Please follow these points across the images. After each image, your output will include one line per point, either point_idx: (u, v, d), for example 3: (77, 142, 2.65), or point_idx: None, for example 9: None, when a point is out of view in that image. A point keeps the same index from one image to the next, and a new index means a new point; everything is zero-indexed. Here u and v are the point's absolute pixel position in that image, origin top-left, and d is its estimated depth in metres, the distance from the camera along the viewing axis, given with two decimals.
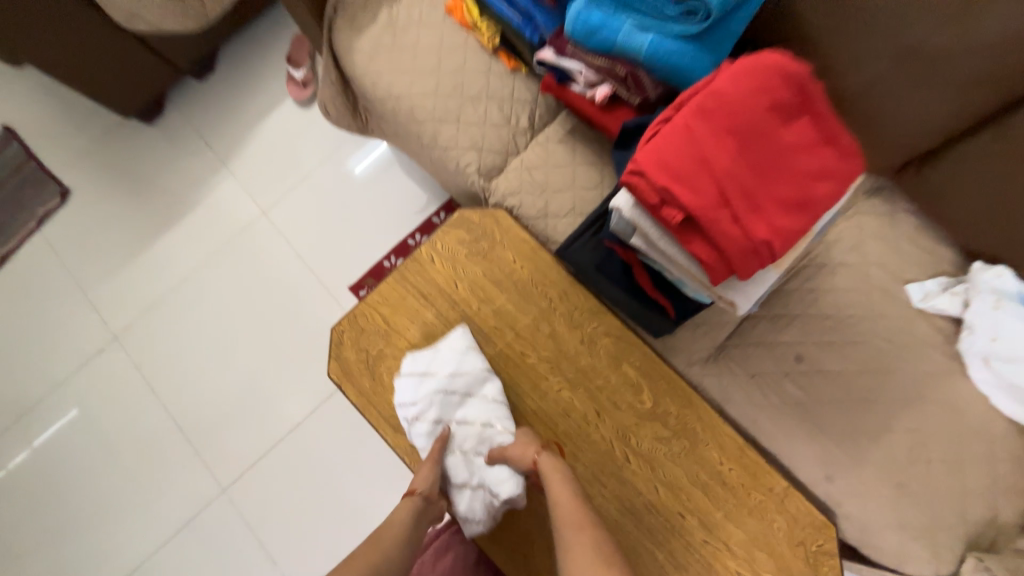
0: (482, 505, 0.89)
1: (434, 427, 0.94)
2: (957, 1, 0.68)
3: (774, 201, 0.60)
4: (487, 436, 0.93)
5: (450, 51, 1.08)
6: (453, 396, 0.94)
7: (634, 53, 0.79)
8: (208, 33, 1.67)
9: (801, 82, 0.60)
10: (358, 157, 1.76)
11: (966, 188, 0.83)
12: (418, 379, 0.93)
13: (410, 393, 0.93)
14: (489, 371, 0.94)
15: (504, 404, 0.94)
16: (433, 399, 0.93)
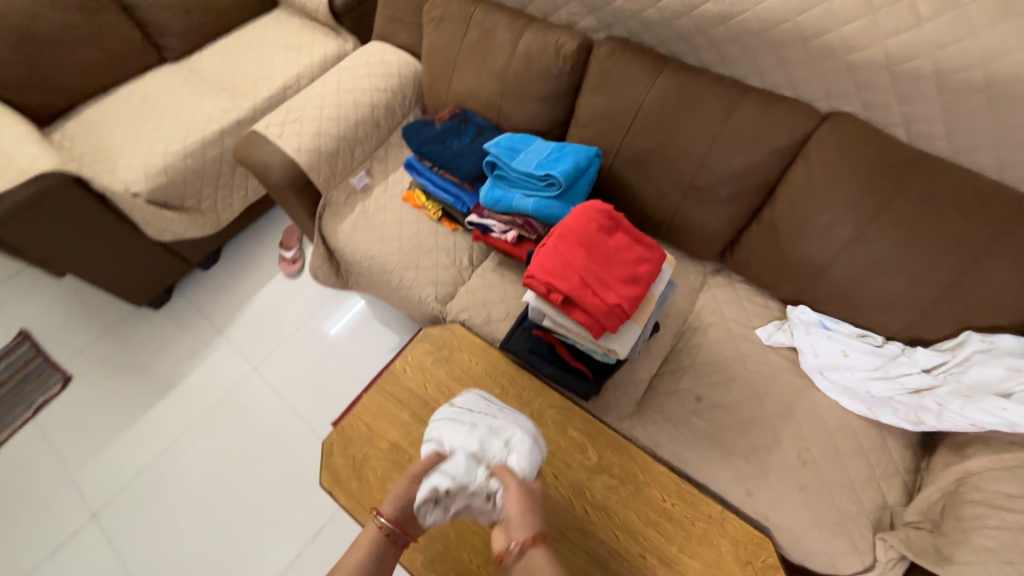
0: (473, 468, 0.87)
1: (465, 409, 1.00)
2: (699, 163, 1.20)
3: (616, 280, 0.97)
4: (508, 424, 0.95)
5: (408, 223, 1.53)
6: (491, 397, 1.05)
7: (524, 210, 1.25)
8: (219, 234, 2.14)
9: (613, 214, 1.03)
10: (340, 310, 2.10)
11: (760, 259, 1.25)
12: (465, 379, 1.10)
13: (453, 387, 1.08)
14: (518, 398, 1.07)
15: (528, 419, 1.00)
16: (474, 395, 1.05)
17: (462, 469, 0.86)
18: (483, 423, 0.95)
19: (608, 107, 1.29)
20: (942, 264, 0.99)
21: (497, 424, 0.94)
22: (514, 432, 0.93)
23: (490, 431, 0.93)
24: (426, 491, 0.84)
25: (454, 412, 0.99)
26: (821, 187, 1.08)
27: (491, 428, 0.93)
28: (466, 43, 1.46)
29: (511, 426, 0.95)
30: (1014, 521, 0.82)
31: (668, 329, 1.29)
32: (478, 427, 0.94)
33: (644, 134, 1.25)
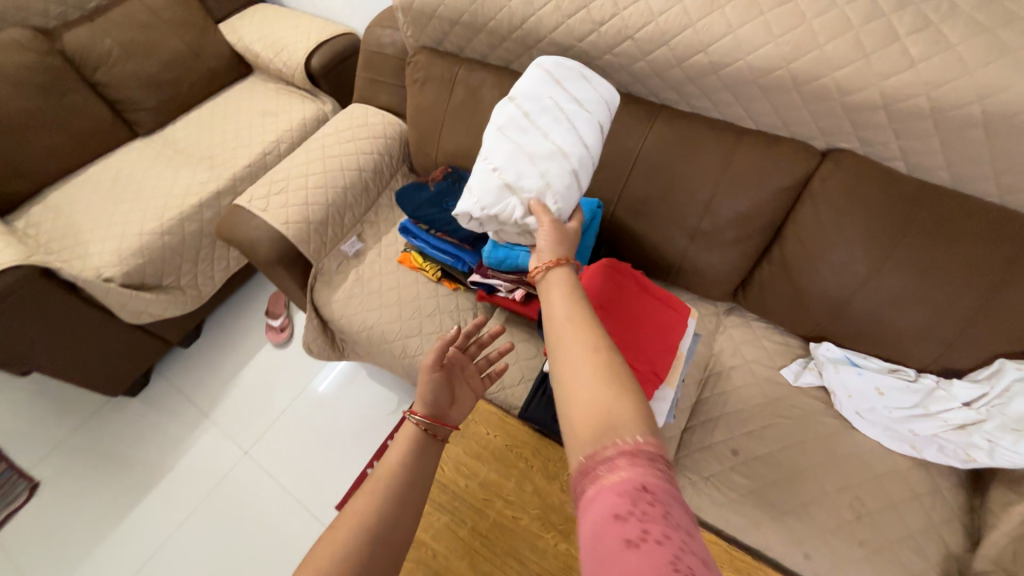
0: (503, 196, 0.91)
1: (522, 124, 0.95)
2: (703, 207, 1.18)
3: (643, 343, 0.91)
4: (555, 166, 0.91)
5: (406, 286, 1.47)
6: (557, 109, 0.95)
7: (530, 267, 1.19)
8: (200, 309, 2.02)
9: (628, 271, 0.99)
10: (337, 379, 1.98)
11: (774, 298, 1.23)
12: (541, 71, 0.98)
13: (529, 79, 0.98)
14: (588, 132, 0.96)
15: (583, 161, 0.93)
16: (546, 98, 0.96)
17: (499, 190, 0.91)
18: (531, 155, 0.92)
19: (604, 157, 1.28)
20: (968, 296, 0.98)
21: (543, 159, 0.91)
22: (554, 174, 0.91)
23: (532, 169, 0.91)
24: (463, 205, 0.96)
25: (511, 124, 0.95)
26: (834, 225, 1.07)
27: (533, 164, 0.91)
28: (452, 103, 1.45)
29: (555, 167, 0.91)
30: None
31: (690, 377, 1.24)
32: (522, 149, 0.92)
33: (644, 182, 1.24)
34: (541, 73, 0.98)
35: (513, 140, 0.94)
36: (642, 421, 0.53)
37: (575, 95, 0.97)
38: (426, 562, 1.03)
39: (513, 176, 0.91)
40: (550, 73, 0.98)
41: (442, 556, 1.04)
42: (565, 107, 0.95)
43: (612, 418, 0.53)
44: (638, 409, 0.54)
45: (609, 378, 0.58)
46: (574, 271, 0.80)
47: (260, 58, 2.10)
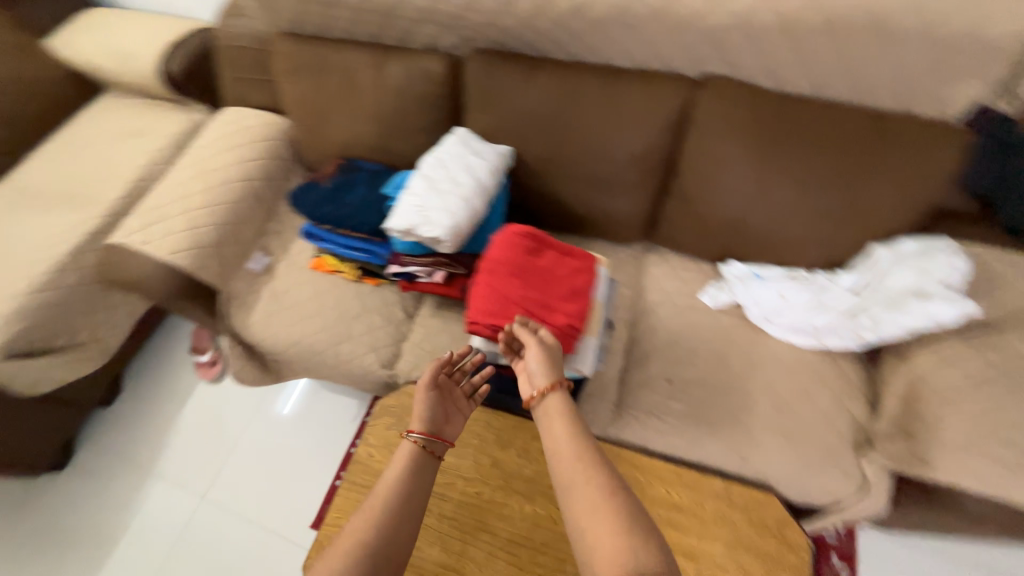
0: (416, 217, 1.11)
1: (435, 165, 1.17)
2: (600, 153, 1.19)
3: (559, 299, 0.93)
4: (456, 194, 1.11)
5: (325, 292, 1.40)
6: (463, 156, 1.17)
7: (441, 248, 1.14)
8: (114, 362, 1.85)
9: (534, 233, 0.98)
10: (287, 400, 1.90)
11: (682, 228, 1.27)
12: (455, 131, 1.23)
13: (447, 137, 1.23)
14: (486, 168, 1.15)
15: (479, 190, 1.12)
16: (456, 147, 1.19)
17: (412, 211, 1.11)
18: (437, 188, 1.13)
19: (497, 121, 1.24)
20: (838, 195, 1.08)
21: (446, 190, 1.12)
22: (453, 199, 1.10)
23: (438, 197, 1.11)
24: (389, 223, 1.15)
25: (427, 165, 1.17)
26: (719, 151, 1.11)
27: (439, 194, 1.12)
28: (329, 88, 1.35)
29: (454, 195, 1.11)
30: (969, 408, 0.90)
31: (620, 321, 1.29)
32: (431, 183, 1.14)
33: (540, 140, 1.22)
34: (457, 131, 1.23)
35: (426, 177, 1.15)
36: (658, 561, 0.59)
37: (479, 147, 1.19)
38: None
39: (422, 204, 1.11)
40: (461, 134, 1.22)
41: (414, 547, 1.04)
42: (469, 153, 1.18)
43: (633, 560, 0.58)
44: (654, 541, 0.61)
45: (622, 511, 0.64)
46: (569, 394, 0.79)
47: (107, 71, 1.85)
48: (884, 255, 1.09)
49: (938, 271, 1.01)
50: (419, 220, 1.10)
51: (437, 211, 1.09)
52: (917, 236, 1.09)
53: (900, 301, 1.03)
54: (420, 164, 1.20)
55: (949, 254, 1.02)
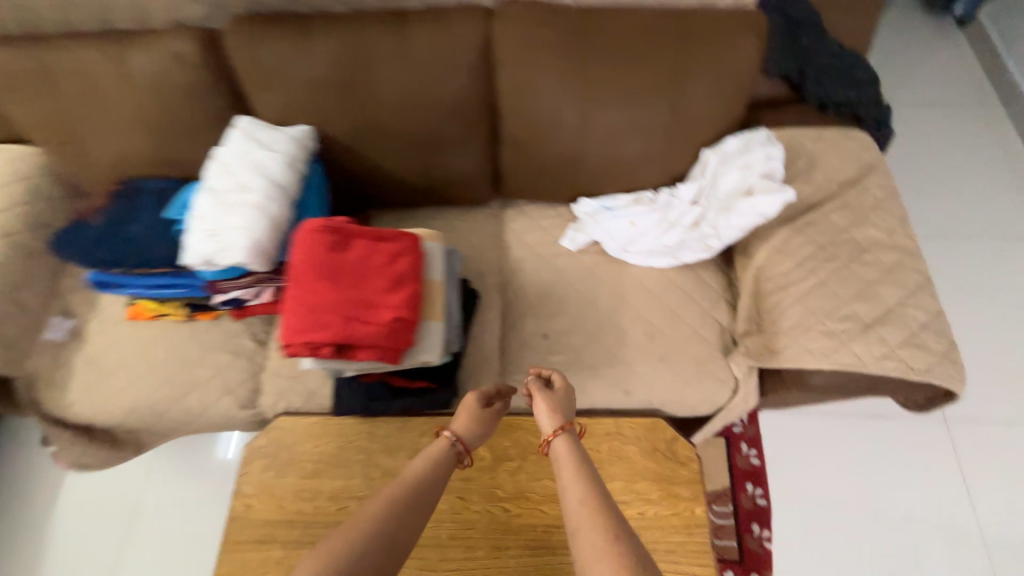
0: (209, 244, 0.92)
1: (219, 175, 0.98)
2: (411, 112, 1.07)
3: (381, 293, 0.82)
4: (248, 203, 0.93)
5: (154, 342, 1.19)
6: (249, 155, 0.99)
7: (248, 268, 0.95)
8: None
9: (339, 226, 0.85)
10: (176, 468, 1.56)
11: (525, 175, 1.19)
12: (235, 126, 1.03)
13: (227, 136, 1.03)
14: (279, 164, 0.98)
15: (277, 192, 0.96)
16: (239, 147, 1.00)
17: (203, 239, 0.92)
18: (226, 202, 0.94)
19: (286, 98, 1.06)
20: (660, 106, 1.04)
21: (236, 202, 0.94)
22: (246, 211, 0.92)
23: (229, 213, 0.93)
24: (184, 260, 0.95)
25: (210, 177, 0.98)
26: (531, 83, 1.03)
27: (229, 209, 0.93)
28: (64, 99, 1.07)
29: (246, 206, 0.93)
30: (798, 291, 0.94)
31: (488, 288, 1.22)
32: (218, 199, 0.95)
33: (342, 110, 1.06)
34: (237, 126, 1.03)
35: (210, 192, 0.96)
36: None
37: (266, 139, 1.01)
38: None
39: (212, 226, 0.93)
40: (243, 129, 1.03)
41: None
42: (255, 150, 0.99)
43: None
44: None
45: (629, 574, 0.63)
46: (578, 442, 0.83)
47: None
48: (715, 158, 1.08)
49: (759, 166, 1.02)
50: (213, 249, 0.92)
51: (231, 231, 0.92)
52: (739, 133, 1.09)
53: (732, 202, 1.04)
54: (203, 177, 1.00)
55: (766, 147, 1.04)
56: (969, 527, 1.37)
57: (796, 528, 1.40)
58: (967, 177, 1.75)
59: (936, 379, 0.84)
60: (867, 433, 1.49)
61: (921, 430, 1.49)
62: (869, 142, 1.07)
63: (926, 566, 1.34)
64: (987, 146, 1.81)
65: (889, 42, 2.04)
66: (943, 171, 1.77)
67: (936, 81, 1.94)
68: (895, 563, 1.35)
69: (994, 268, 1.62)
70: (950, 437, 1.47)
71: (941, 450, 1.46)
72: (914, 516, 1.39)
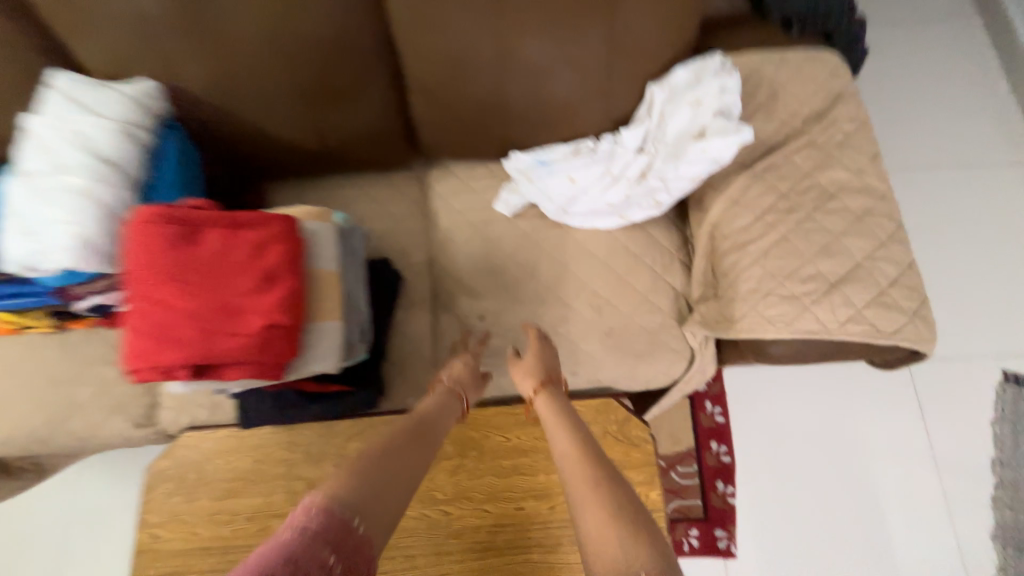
0: (25, 245, 0.72)
1: (30, 153, 0.76)
2: (285, 55, 0.85)
3: (246, 295, 0.65)
4: (70, 190, 0.73)
5: (20, 361, 1.00)
6: (67, 124, 0.76)
7: (92, 273, 0.76)
8: None
9: (183, 213, 0.66)
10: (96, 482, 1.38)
11: (444, 127, 1.00)
12: (48, 87, 0.80)
13: (39, 99, 0.80)
14: (110, 135, 0.77)
15: (109, 172, 0.75)
16: (53, 114, 0.77)
17: (17, 239, 0.72)
18: (41, 189, 0.73)
19: (112, 43, 0.81)
20: (594, 33, 0.84)
21: (54, 189, 0.73)
22: (68, 199, 0.72)
23: (45, 204, 0.73)
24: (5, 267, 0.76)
25: (20, 157, 0.76)
26: (430, 8, 0.81)
27: (45, 198, 0.73)
28: None
29: (67, 193, 0.73)
30: (758, 249, 0.81)
31: (415, 266, 1.06)
32: (29, 185, 0.74)
33: (194, 58, 0.83)
34: (50, 85, 0.80)
35: (20, 177, 0.75)
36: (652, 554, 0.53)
37: (91, 102, 0.79)
38: None
39: (27, 223, 0.73)
40: (58, 89, 0.79)
41: None
42: (75, 117, 0.77)
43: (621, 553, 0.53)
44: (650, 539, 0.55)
45: (617, 511, 0.58)
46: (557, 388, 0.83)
47: None
48: (662, 94, 0.91)
49: (713, 101, 0.86)
50: (31, 251, 0.72)
51: (50, 228, 0.72)
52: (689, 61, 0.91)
53: (682, 147, 0.88)
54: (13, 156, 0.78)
55: (721, 76, 0.87)
56: (926, 471, 1.36)
57: (755, 491, 1.37)
58: (942, 100, 1.62)
59: (905, 340, 0.75)
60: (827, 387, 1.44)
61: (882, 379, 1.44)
62: (840, 64, 0.90)
63: (882, 513, 1.34)
64: (963, 65, 1.67)
65: None
66: (918, 96, 1.63)
67: None
68: (853, 513, 1.34)
69: (965, 200, 1.53)
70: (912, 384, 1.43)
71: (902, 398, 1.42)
72: (873, 466, 1.37)
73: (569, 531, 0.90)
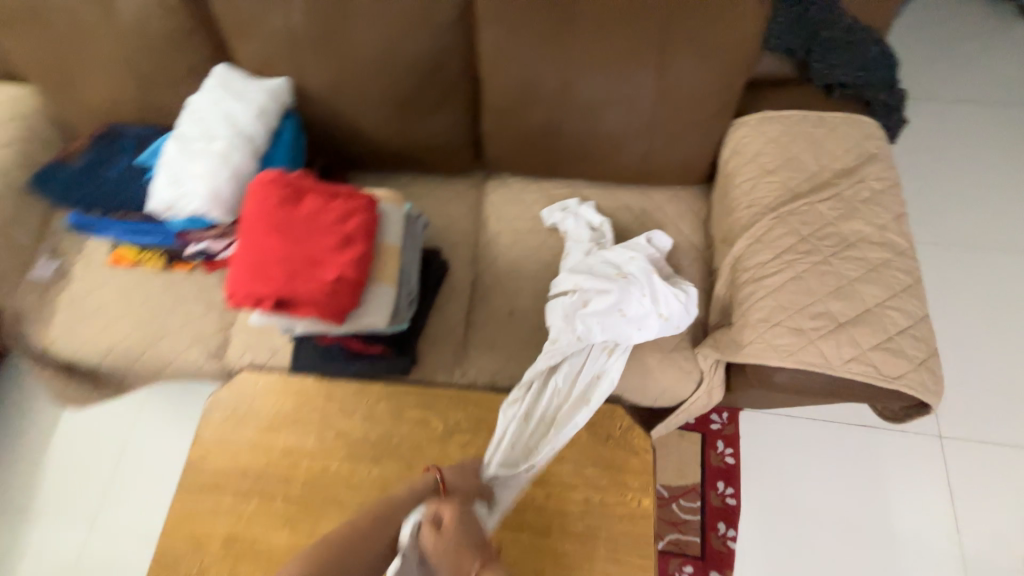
0: (178, 192, 0.93)
1: (192, 126, 0.97)
2: (390, 76, 1.04)
3: (327, 251, 0.81)
4: (218, 158, 0.93)
5: (132, 289, 1.22)
6: (221, 107, 0.98)
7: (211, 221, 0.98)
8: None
9: (292, 182, 0.84)
10: (178, 405, 1.68)
11: (506, 145, 1.16)
12: (213, 72, 1.02)
13: (205, 83, 1.02)
14: (252, 118, 0.97)
15: (247, 147, 0.96)
16: (215, 95, 0.99)
17: (170, 192, 0.93)
18: (193, 154, 0.94)
19: (264, 52, 1.04)
20: (645, 77, 0.99)
21: (206, 154, 0.94)
22: (212, 164, 0.93)
23: (197, 165, 0.93)
24: (157, 207, 0.95)
25: (185, 126, 0.97)
26: (514, 50, 0.99)
27: (197, 160, 0.94)
28: (54, 40, 1.08)
29: (213, 160, 0.93)
30: (773, 284, 0.87)
31: (460, 260, 1.19)
32: (188, 148, 0.95)
33: (320, 68, 1.04)
34: (223, 68, 1.03)
35: (180, 141, 0.96)
36: None
37: (238, 91, 1.00)
38: (245, 547, 0.99)
39: (178, 178, 0.93)
40: (219, 78, 1.01)
41: (259, 532, 1.00)
42: (228, 99, 0.98)
43: None
44: None
45: None
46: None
47: None
48: (636, 270, 1.02)
49: (664, 300, 0.98)
50: (174, 196, 0.93)
51: (191, 186, 0.93)
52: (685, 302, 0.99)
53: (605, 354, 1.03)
54: (179, 122, 0.99)
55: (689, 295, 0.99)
56: (954, 543, 1.32)
57: (759, 513, 1.38)
58: (985, 185, 1.69)
59: (908, 386, 0.79)
60: (855, 441, 1.44)
61: (906, 450, 1.42)
62: (876, 130, 0.99)
63: None
64: (1016, 149, 1.74)
65: (928, 38, 1.94)
66: (967, 171, 1.72)
67: (977, 81, 1.86)
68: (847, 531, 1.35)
69: (1003, 274, 1.58)
70: (943, 454, 1.41)
71: (923, 447, 1.42)
72: (899, 523, 1.35)
73: (563, 522, 0.95)
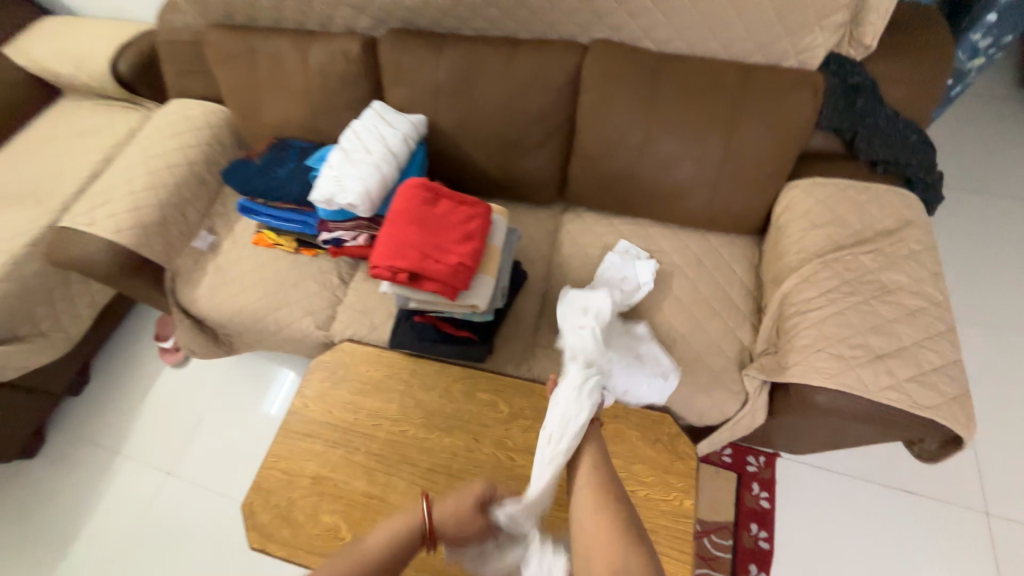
0: (337, 189, 1.20)
1: (352, 142, 1.26)
2: (505, 120, 1.32)
3: (452, 241, 1.03)
4: (371, 168, 1.21)
5: (266, 264, 1.49)
6: (377, 130, 1.27)
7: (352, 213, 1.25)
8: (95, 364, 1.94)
9: (431, 187, 1.08)
10: (256, 373, 1.90)
11: (587, 184, 1.39)
12: (371, 106, 1.33)
13: (364, 112, 1.33)
14: (398, 141, 1.26)
15: (392, 161, 1.24)
16: (372, 121, 1.29)
17: (332, 187, 1.21)
18: (353, 162, 1.22)
19: (412, 94, 1.34)
20: (714, 140, 1.21)
21: (363, 163, 1.22)
22: (367, 171, 1.21)
23: (355, 170, 1.21)
24: (319, 198, 1.23)
25: (347, 142, 1.27)
26: (608, 109, 1.25)
27: (356, 167, 1.22)
28: (258, 72, 1.44)
29: (368, 168, 1.21)
30: (817, 317, 1.01)
31: (537, 273, 1.39)
32: (348, 157, 1.23)
33: (453, 109, 1.33)
34: (378, 103, 1.34)
35: (343, 151, 1.25)
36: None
37: (389, 120, 1.29)
38: (329, 489, 1.15)
39: (339, 178, 1.21)
40: (376, 110, 1.31)
41: (342, 476, 1.16)
42: (382, 125, 1.28)
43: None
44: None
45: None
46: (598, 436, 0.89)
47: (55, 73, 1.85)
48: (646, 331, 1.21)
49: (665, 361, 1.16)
50: (334, 190, 1.21)
51: (348, 184, 1.19)
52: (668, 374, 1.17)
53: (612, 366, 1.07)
54: (342, 138, 1.29)
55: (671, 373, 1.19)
56: None
57: (790, 561, 1.40)
58: None
59: (940, 417, 0.89)
60: (896, 504, 1.44)
61: (950, 521, 1.41)
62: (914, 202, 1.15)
63: None
64: None
65: (977, 135, 2.08)
66: (1013, 259, 1.80)
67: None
68: None
69: None
70: (988, 530, 1.39)
71: (967, 521, 1.41)
72: None
73: None
